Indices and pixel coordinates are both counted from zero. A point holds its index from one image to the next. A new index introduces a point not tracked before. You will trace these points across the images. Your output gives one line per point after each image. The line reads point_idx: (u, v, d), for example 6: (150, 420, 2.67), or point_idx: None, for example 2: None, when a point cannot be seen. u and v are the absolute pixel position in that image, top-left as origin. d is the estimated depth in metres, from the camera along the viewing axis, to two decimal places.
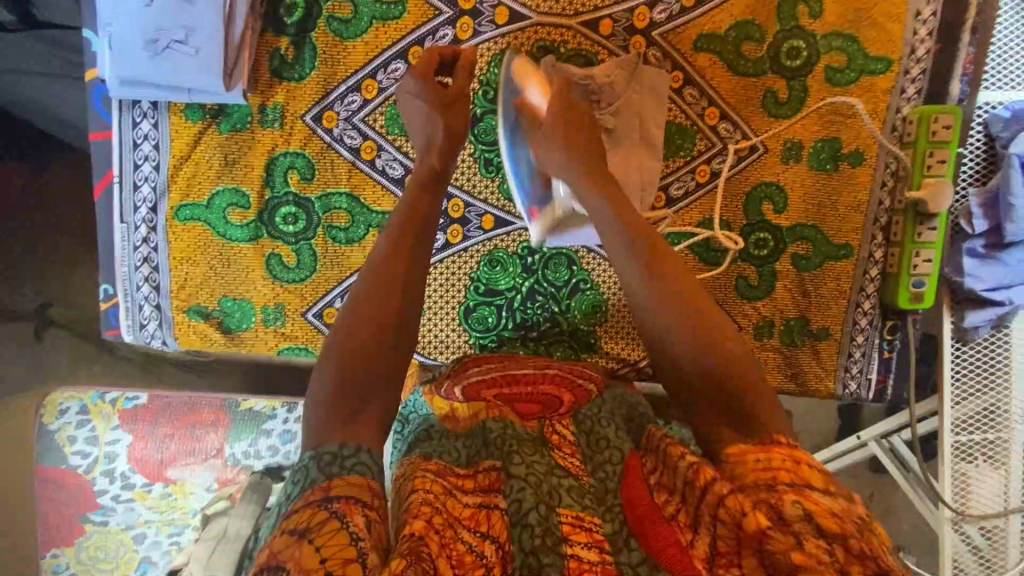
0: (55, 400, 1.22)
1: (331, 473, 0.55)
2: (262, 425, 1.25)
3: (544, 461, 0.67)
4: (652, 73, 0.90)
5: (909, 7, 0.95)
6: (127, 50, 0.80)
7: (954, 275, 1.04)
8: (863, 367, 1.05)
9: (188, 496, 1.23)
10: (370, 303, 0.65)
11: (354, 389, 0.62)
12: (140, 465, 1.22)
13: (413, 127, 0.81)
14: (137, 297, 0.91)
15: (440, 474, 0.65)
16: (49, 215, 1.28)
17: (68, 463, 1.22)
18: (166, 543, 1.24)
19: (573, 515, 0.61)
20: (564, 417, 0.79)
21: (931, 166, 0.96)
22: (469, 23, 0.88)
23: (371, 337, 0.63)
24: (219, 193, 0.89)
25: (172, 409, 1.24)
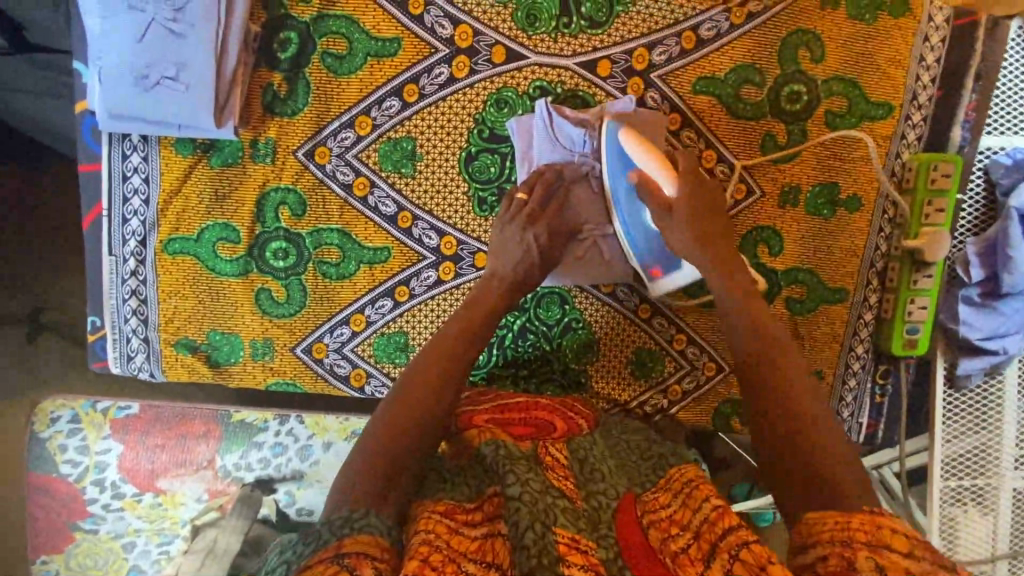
0: (45, 409, 1.22)
1: (342, 534, 0.59)
2: (254, 438, 1.23)
3: (539, 480, 0.69)
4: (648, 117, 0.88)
5: (914, 52, 0.94)
6: (116, 84, 0.78)
7: (949, 322, 1.03)
8: (856, 411, 1.05)
9: (178, 506, 1.22)
10: (428, 386, 0.77)
11: (397, 459, 0.70)
12: (130, 475, 1.21)
13: (495, 241, 0.87)
14: (124, 329, 0.90)
15: (446, 513, 0.66)
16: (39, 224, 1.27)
17: (58, 471, 1.21)
18: (155, 553, 1.23)
19: (569, 536, 0.62)
20: (558, 441, 0.81)
21: (928, 214, 0.96)
22: (466, 61, 0.87)
23: (426, 419, 0.75)
24: (209, 227, 0.88)
25: (164, 419, 1.23)
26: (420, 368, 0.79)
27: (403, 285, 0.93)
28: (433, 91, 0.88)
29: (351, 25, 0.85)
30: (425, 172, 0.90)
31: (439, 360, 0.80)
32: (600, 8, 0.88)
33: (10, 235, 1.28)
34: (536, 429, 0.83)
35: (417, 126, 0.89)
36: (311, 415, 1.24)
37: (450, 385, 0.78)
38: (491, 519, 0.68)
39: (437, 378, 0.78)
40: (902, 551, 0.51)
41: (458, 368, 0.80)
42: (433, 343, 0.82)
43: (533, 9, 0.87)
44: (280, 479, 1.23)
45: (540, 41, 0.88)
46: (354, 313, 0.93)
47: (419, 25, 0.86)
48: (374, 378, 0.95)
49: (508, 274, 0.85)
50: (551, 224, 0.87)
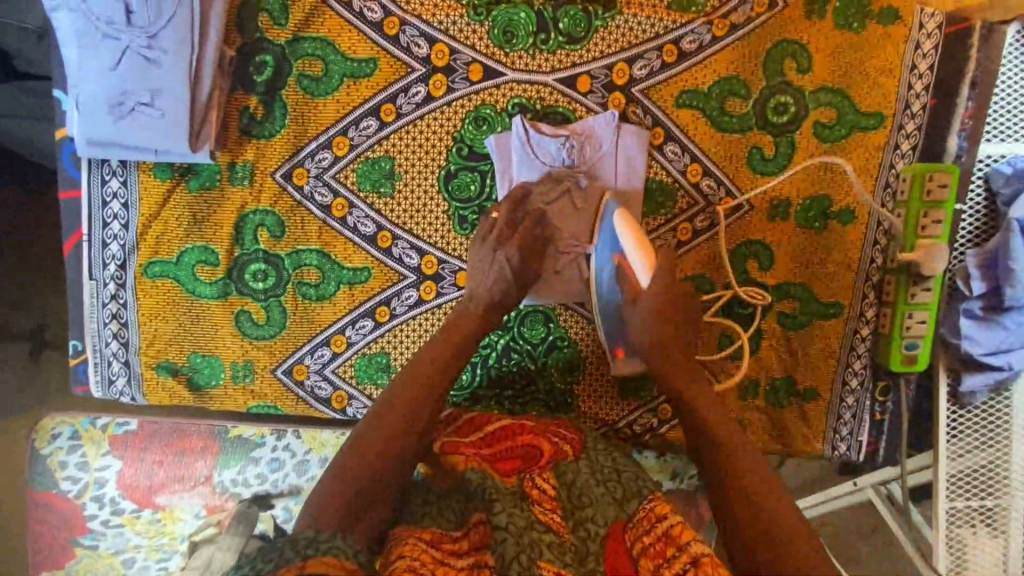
0: (47, 425, 1.23)
1: (306, 555, 0.56)
2: (251, 453, 1.23)
3: (524, 515, 0.67)
4: (628, 132, 0.88)
5: (906, 60, 0.91)
6: (93, 112, 0.78)
7: (950, 336, 1.00)
8: (854, 429, 1.02)
9: (177, 522, 1.22)
10: (409, 408, 0.75)
11: (368, 483, 0.69)
12: (129, 490, 1.22)
13: (475, 265, 0.85)
14: (105, 353, 0.90)
15: (432, 542, 0.67)
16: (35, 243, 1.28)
17: (59, 487, 1.22)
18: (155, 568, 1.23)
19: (554, 571, 0.63)
20: (546, 469, 0.77)
21: (925, 226, 0.92)
22: (443, 80, 0.86)
23: (404, 440, 0.73)
24: (188, 250, 0.88)
25: (162, 435, 1.24)
26: (402, 385, 0.77)
27: (383, 305, 0.92)
28: (411, 110, 0.87)
29: (326, 46, 0.84)
30: (404, 192, 0.90)
31: (423, 380, 0.77)
32: (578, 22, 0.86)
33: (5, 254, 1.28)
34: (523, 459, 0.77)
35: (395, 145, 0.88)
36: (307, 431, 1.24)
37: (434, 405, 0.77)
38: (477, 548, 0.68)
39: (419, 398, 0.76)
40: None
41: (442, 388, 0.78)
42: (417, 359, 0.79)
43: (509, 26, 0.85)
44: (277, 494, 1.22)
45: (517, 58, 0.86)
46: (335, 334, 0.92)
47: (395, 44, 0.85)
48: (355, 400, 0.94)
49: (485, 295, 0.83)
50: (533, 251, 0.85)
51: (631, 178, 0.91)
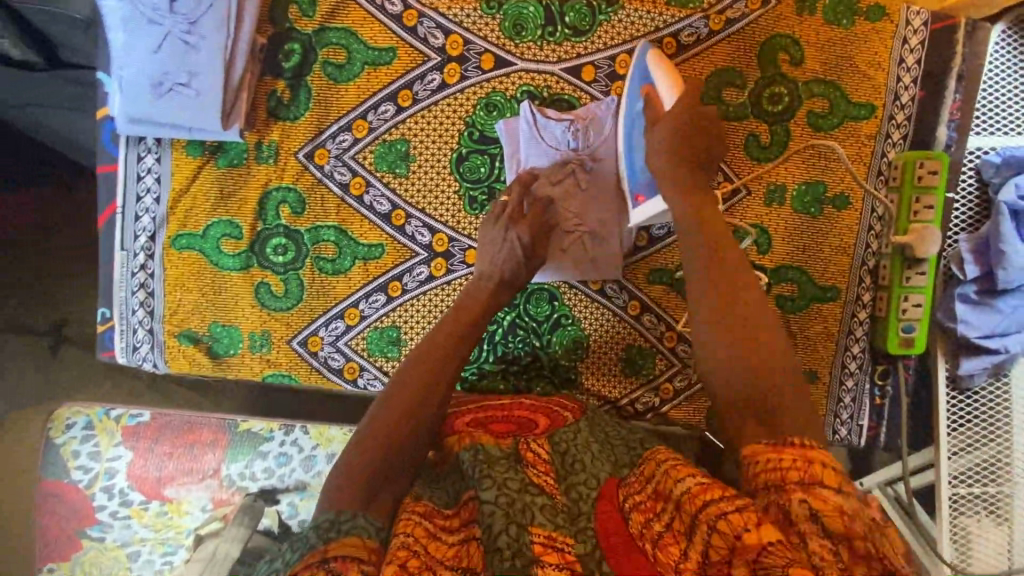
0: (62, 415, 1.27)
1: (328, 538, 0.59)
2: (259, 448, 1.28)
3: (517, 479, 0.65)
4: None
5: (894, 54, 0.96)
6: (135, 92, 0.85)
7: (946, 320, 1.02)
8: (855, 413, 1.04)
9: (183, 515, 1.25)
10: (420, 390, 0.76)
11: (385, 465, 0.70)
12: (138, 482, 1.25)
13: (485, 252, 0.90)
14: (131, 320, 0.95)
15: (424, 516, 0.65)
16: (73, 234, 1.36)
17: (70, 476, 1.25)
18: (158, 563, 1.25)
19: (546, 535, 0.59)
20: (540, 438, 0.78)
21: (917, 211, 0.96)
22: (456, 68, 0.92)
23: (417, 419, 0.74)
24: (214, 224, 0.93)
25: (173, 427, 1.27)
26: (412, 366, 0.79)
27: (396, 280, 0.97)
28: (426, 96, 0.93)
29: (350, 36, 0.91)
30: (418, 172, 0.95)
31: (431, 360, 0.79)
32: (583, 17, 0.92)
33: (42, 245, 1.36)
34: (518, 427, 0.82)
35: (410, 129, 0.94)
36: (315, 426, 1.29)
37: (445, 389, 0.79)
38: (468, 524, 0.66)
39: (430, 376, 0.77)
40: (833, 486, 0.56)
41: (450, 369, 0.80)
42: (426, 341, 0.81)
43: (519, 19, 0.92)
44: (283, 489, 1.26)
45: (526, 48, 0.93)
46: (348, 308, 0.97)
47: (413, 35, 0.91)
48: (367, 371, 0.97)
49: (495, 276, 0.87)
50: (540, 237, 0.90)
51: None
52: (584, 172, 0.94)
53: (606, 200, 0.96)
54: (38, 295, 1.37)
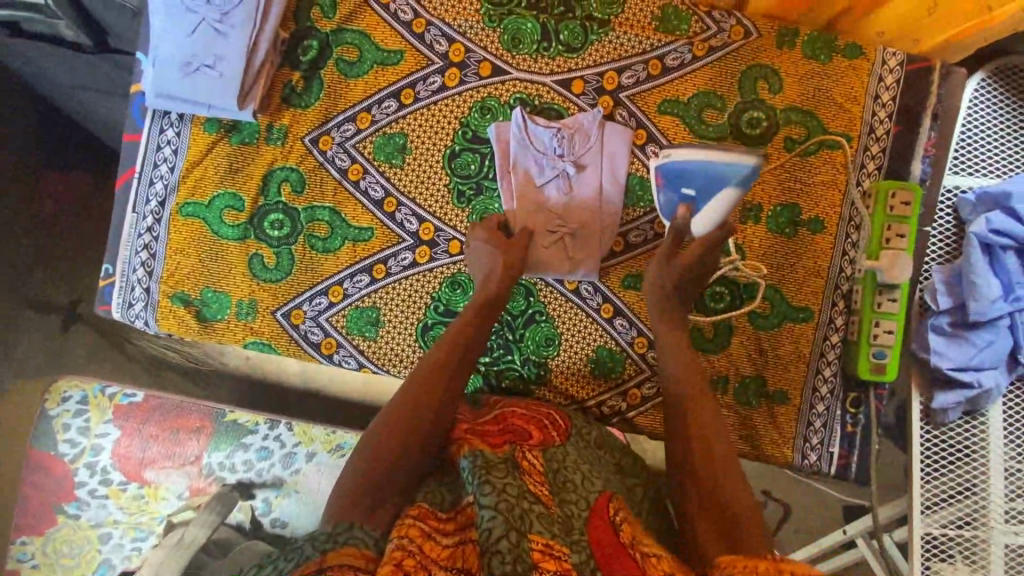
0: (60, 387, 1.31)
1: (325, 549, 0.60)
2: (242, 439, 1.30)
3: (517, 485, 0.65)
4: (615, 129, 1.00)
5: (869, 91, 1.02)
6: (165, 70, 0.95)
7: (920, 350, 1.03)
8: (825, 439, 1.03)
9: (159, 501, 1.27)
10: (414, 413, 0.79)
11: (380, 484, 0.72)
12: (121, 461, 1.28)
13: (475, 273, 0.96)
14: (131, 278, 1.01)
15: (420, 518, 0.65)
16: (72, 209, 1.40)
17: (57, 449, 1.28)
18: (128, 547, 1.26)
19: (544, 543, 0.59)
20: (534, 448, 0.79)
21: (889, 239, 0.98)
22: (457, 73, 1.01)
23: (410, 442, 0.76)
24: (219, 196, 1.01)
25: (164, 410, 1.31)
26: (404, 393, 0.81)
27: (380, 263, 1.02)
28: (427, 95, 1.01)
29: (363, 38, 1.01)
30: (412, 164, 1.02)
31: (422, 385, 0.81)
32: (576, 36, 1.01)
33: (42, 216, 1.40)
34: (512, 436, 0.82)
35: (409, 124, 1.01)
36: (300, 423, 1.31)
37: (441, 405, 0.80)
38: (464, 528, 0.66)
39: (419, 399, 0.80)
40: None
41: (438, 390, 0.81)
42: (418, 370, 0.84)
43: (517, 33, 1.00)
44: (260, 484, 1.28)
45: (522, 60, 1.01)
46: (333, 285, 1.01)
47: (420, 41, 1.01)
48: (343, 348, 1.01)
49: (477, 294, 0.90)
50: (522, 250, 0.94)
51: (615, 164, 1.00)
52: (568, 176, 0.99)
53: (585, 202, 1.00)
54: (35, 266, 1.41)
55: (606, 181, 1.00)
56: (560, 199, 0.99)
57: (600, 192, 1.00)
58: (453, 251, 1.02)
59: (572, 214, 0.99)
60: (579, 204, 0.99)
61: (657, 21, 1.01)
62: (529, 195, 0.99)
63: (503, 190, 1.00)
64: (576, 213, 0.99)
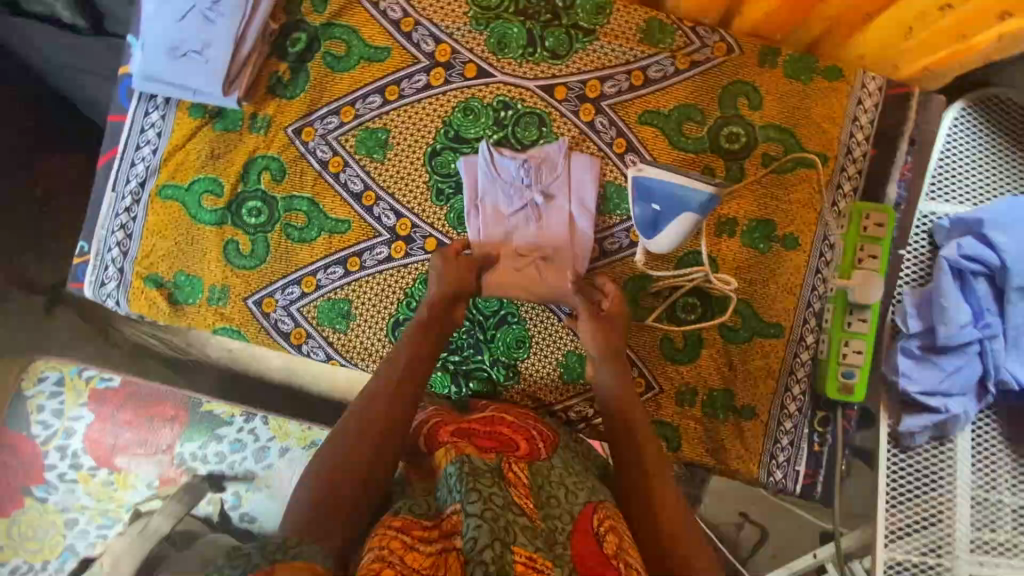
0: (38, 367, 1.32)
1: (274, 559, 0.52)
2: (216, 430, 1.29)
3: (503, 496, 0.66)
4: (581, 160, 1.01)
5: (848, 112, 1.03)
6: (154, 54, 0.96)
7: (890, 373, 1.02)
8: (791, 457, 1.02)
9: (127, 489, 1.26)
10: (373, 425, 0.79)
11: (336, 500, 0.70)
12: (92, 446, 1.27)
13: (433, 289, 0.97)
14: (106, 257, 1.02)
15: (403, 529, 0.64)
16: (51, 192, 1.39)
17: (29, 431, 1.28)
18: (93, 534, 1.24)
19: (526, 556, 0.59)
20: (522, 460, 0.78)
21: (861, 259, 0.99)
22: (442, 73, 1.02)
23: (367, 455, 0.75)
24: (199, 180, 1.01)
25: (138, 399, 1.30)
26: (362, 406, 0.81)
27: (356, 256, 1.02)
28: (412, 93, 1.02)
29: (352, 33, 1.02)
30: (393, 160, 1.03)
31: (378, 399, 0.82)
32: (561, 43, 1.02)
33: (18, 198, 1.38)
34: (501, 446, 0.81)
35: (392, 120, 1.03)
36: (276, 418, 1.30)
37: (401, 416, 0.80)
38: (449, 535, 0.64)
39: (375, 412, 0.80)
40: None
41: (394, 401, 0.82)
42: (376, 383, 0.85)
43: (504, 37, 1.02)
44: (231, 477, 1.27)
45: (507, 64, 1.02)
46: (306, 275, 1.02)
47: (408, 40, 1.02)
48: (312, 338, 1.01)
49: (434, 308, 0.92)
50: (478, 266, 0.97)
51: (584, 195, 1.01)
52: (536, 206, 1.00)
53: (555, 232, 1.00)
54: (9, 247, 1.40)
55: (574, 210, 1.01)
56: (529, 230, 1.00)
57: (569, 220, 1.01)
58: (428, 248, 1.02)
59: (541, 243, 1.00)
60: (547, 232, 1.00)
61: (641, 33, 1.03)
62: (497, 227, 1.00)
63: (471, 222, 1.00)
64: (545, 241, 1.00)
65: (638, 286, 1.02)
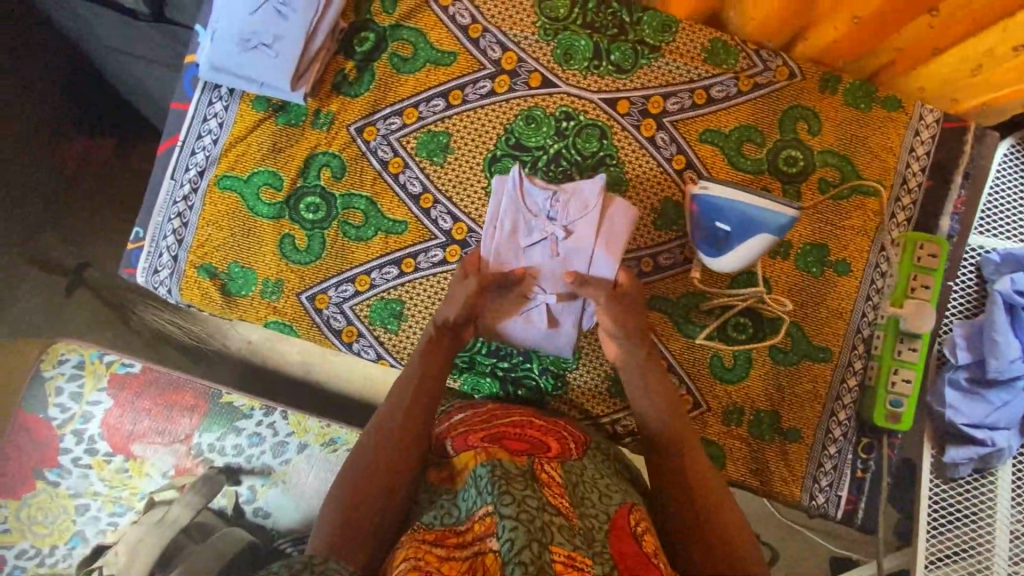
0: (57, 349, 1.29)
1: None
2: (235, 422, 1.27)
3: (536, 497, 0.64)
4: (618, 206, 0.95)
5: (905, 143, 1.04)
6: (224, 45, 0.96)
7: (936, 403, 1.03)
8: (834, 482, 1.02)
9: (142, 477, 1.24)
10: (398, 437, 0.82)
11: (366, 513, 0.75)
12: (109, 432, 1.26)
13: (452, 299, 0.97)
14: (161, 244, 1.01)
15: (435, 542, 0.65)
16: (84, 172, 1.38)
17: (46, 413, 1.26)
18: (104, 521, 1.22)
19: (566, 555, 0.58)
20: (553, 461, 0.78)
21: (914, 288, 1.01)
22: (507, 80, 1.03)
23: (391, 467, 0.79)
24: (259, 172, 1.01)
25: (159, 385, 1.28)
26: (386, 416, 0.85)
27: (411, 257, 1.02)
28: (476, 99, 1.03)
29: (419, 36, 1.03)
30: (453, 164, 1.03)
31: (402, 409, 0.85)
32: (627, 58, 1.03)
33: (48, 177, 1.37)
34: (531, 446, 0.81)
35: (455, 124, 1.03)
36: (295, 413, 1.28)
37: (413, 432, 0.83)
38: (484, 535, 0.63)
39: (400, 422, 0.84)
40: None
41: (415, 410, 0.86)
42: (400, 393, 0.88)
43: (570, 49, 1.03)
44: (247, 471, 1.25)
45: (572, 75, 1.03)
46: (361, 274, 1.01)
47: (475, 45, 1.03)
48: (364, 337, 1.01)
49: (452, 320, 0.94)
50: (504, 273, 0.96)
51: (613, 244, 0.94)
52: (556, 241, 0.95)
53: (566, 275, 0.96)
54: (37, 225, 1.38)
55: (598, 256, 0.95)
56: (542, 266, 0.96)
57: (589, 262, 0.95)
58: None
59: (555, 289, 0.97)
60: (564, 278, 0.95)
61: (706, 52, 1.03)
62: (510, 255, 0.96)
63: (486, 245, 0.96)
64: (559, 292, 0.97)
65: (692, 303, 1.03)
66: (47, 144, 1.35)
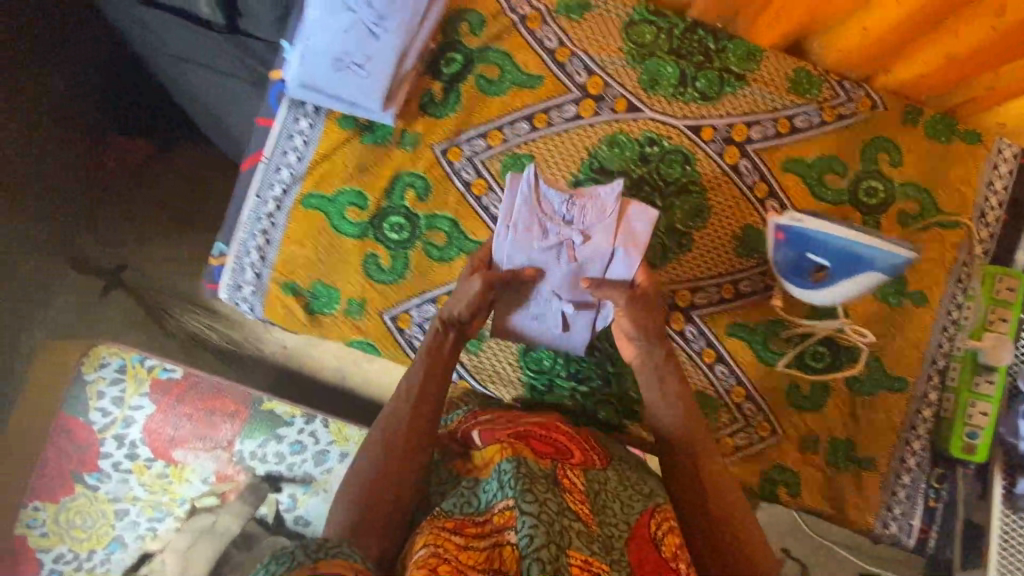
0: (99, 351, 1.21)
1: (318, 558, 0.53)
2: (276, 429, 1.21)
3: (557, 500, 0.64)
4: (636, 211, 0.90)
5: (982, 177, 1.05)
6: (317, 63, 0.96)
7: (1008, 435, 1.04)
8: (907, 511, 1.03)
9: (183, 483, 1.19)
10: (407, 430, 0.79)
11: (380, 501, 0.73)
12: (151, 437, 1.20)
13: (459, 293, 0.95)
14: (244, 260, 1.01)
15: (454, 531, 0.64)
16: (123, 170, 1.29)
17: (86, 416, 1.19)
18: (143, 527, 1.18)
19: (582, 559, 0.60)
20: (575, 468, 0.74)
21: (993, 322, 1.03)
22: (592, 104, 1.03)
23: (402, 458, 0.76)
24: (345, 192, 1.01)
25: (201, 389, 1.21)
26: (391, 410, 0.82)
27: None
28: (561, 122, 1.03)
29: (506, 58, 1.03)
30: None
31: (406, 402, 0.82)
32: (712, 85, 1.03)
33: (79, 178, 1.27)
34: (556, 450, 0.77)
35: (539, 147, 1.03)
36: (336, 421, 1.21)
37: (419, 433, 0.79)
38: (501, 529, 0.64)
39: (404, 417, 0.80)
40: None
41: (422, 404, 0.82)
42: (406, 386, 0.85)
43: (656, 75, 1.03)
44: (289, 478, 1.20)
45: (657, 101, 1.03)
46: (443, 295, 1.01)
47: (561, 69, 1.03)
48: None
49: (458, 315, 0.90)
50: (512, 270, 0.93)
51: (630, 252, 0.90)
52: (571, 245, 0.91)
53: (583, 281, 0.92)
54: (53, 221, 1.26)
55: (614, 263, 0.91)
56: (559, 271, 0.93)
57: (605, 265, 0.91)
58: None
59: (569, 294, 0.95)
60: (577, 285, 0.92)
61: (790, 82, 1.04)
62: (523, 256, 0.91)
63: (500, 245, 0.92)
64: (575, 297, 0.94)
65: (771, 330, 1.03)
66: (82, 141, 1.25)
